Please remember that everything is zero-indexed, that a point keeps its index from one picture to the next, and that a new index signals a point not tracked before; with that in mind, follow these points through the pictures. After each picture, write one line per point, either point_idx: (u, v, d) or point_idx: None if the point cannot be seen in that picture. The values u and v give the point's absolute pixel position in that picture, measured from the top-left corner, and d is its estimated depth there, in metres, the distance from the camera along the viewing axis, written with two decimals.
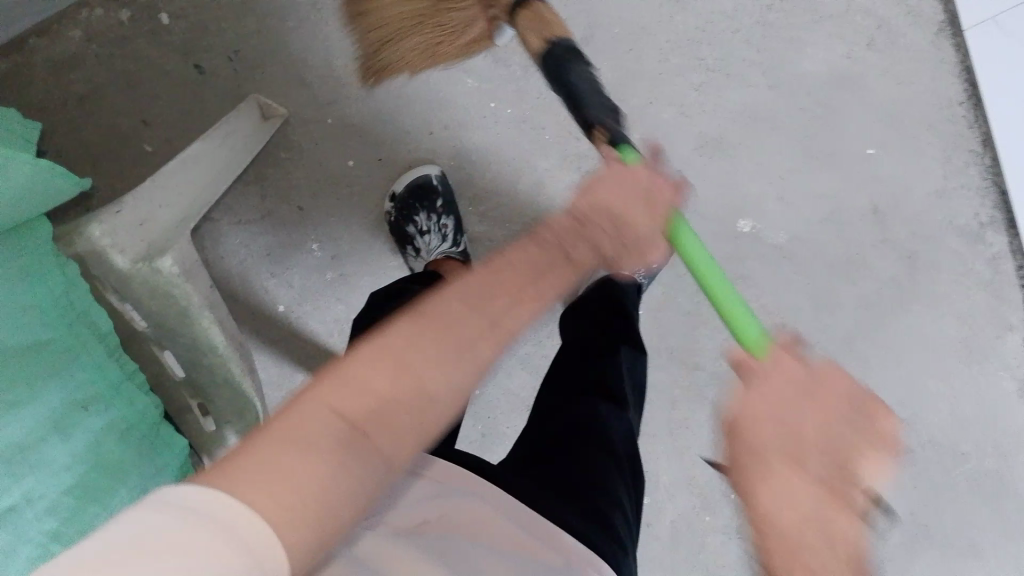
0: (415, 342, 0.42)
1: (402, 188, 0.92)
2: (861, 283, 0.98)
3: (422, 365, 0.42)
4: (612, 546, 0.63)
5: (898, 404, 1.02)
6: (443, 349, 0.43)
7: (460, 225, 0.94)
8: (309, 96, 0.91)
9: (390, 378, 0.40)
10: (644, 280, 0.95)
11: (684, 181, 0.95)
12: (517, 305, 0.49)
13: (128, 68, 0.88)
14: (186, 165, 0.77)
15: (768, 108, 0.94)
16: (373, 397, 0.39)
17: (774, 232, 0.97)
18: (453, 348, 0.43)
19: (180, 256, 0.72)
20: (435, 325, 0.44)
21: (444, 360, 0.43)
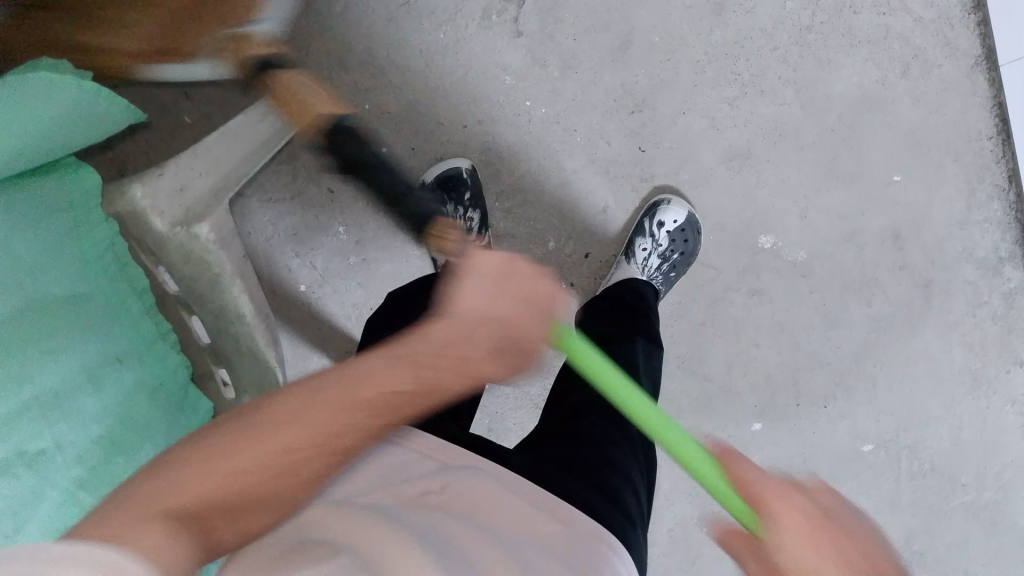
0: (273, 426, 0.46)
1: (430, 179, 0.93)
2: (875, 306, 1.01)
3: (285, 439, 0.45)
4: (622, 521, 0.65)
5: (902, 429, 1.06)
6: (310, 427, 0.47)
7: (485, 219, 0.95)
8: (347, 80, 0.92)
9: (253, 454, 0.44)
10: (662, 286, 0.98)
11: (709, 192, 0.97)
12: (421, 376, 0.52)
13: None
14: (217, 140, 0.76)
15: (799, 127, 0.95)
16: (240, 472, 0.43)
17: (794, 250, 0.99)
18: (324, 424, 0.47)
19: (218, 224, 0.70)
20: (304, 399, 0.48)
21: (305, 434, 0.46)
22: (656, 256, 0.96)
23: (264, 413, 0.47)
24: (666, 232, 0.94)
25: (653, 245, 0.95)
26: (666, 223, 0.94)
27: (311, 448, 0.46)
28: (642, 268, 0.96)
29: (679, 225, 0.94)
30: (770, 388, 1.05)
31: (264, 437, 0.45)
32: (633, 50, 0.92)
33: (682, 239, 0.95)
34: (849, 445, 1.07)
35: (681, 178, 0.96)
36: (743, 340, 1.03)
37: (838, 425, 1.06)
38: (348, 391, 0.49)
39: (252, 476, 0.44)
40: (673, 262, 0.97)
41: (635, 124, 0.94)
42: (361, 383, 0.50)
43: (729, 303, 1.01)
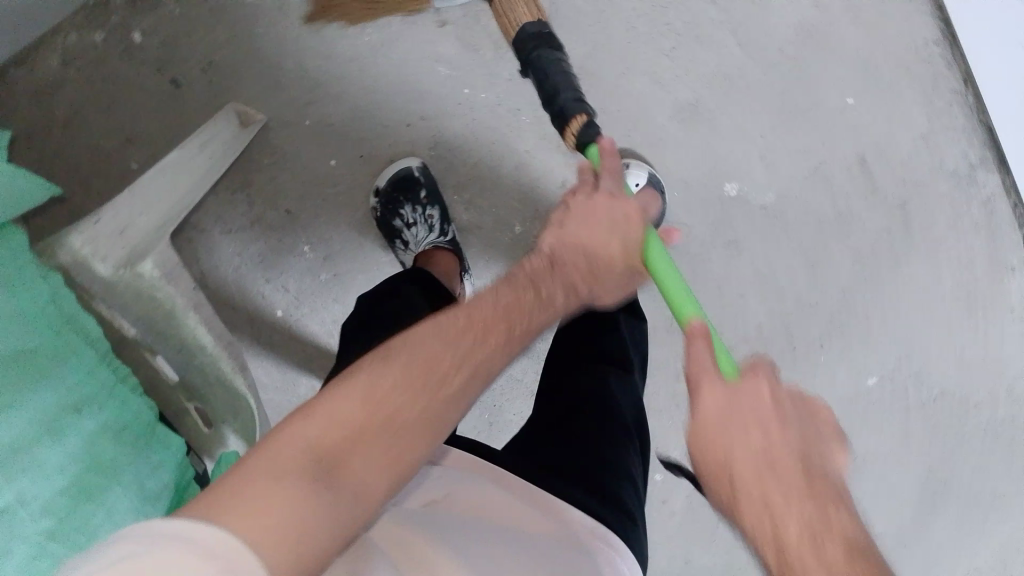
0: (357, 388, 0.46)
1: (385, 182, 0.93)
2: (854, 238, 0.99)
3: (379, 406, 0.46)
4: (622, 519, 0.67)
5: (906, 358, 1.05)
6: (385, 391, 0.47)
7: (446, 214, 0.95)
8: (284, 98, 0.92)
9: (335, 428, 0.43)
10: None
11: (666, 150, 0.95)
12: (467, 339, 0.53)
13: (107, 89, 0.90)
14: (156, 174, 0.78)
15: (744, 68, 0.93)
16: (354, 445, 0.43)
17: (762, 192, 0.97)
18: (391, 396, 0.47)
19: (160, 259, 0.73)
20: (378, 374, 0.48)
21: (396, 404, 0.47)
22: None
23: (355, 382, 0.47)
24: (630, 193, 0.90)
25: None
26: (627, 183, 0.90)
27: (384, 423, 0.46)
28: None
29: (641, 187, 0.91)
30: (764, 342, 1.04)
31: (325, 403, 0.45)
32: (562, 19, 0.91)
33: None
34: (854, 384, 1.06)
35: (636, 136, 0.94)
36: (727, 296, 1.02)
37: (840, 365, 1.04)
38: (438, 363, 0.51)
39: (354, 430, 0.44)
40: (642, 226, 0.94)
41: (578, 93, 0.93)
42: (444, 344, 0.52)
43: (707, 259, 1.00)
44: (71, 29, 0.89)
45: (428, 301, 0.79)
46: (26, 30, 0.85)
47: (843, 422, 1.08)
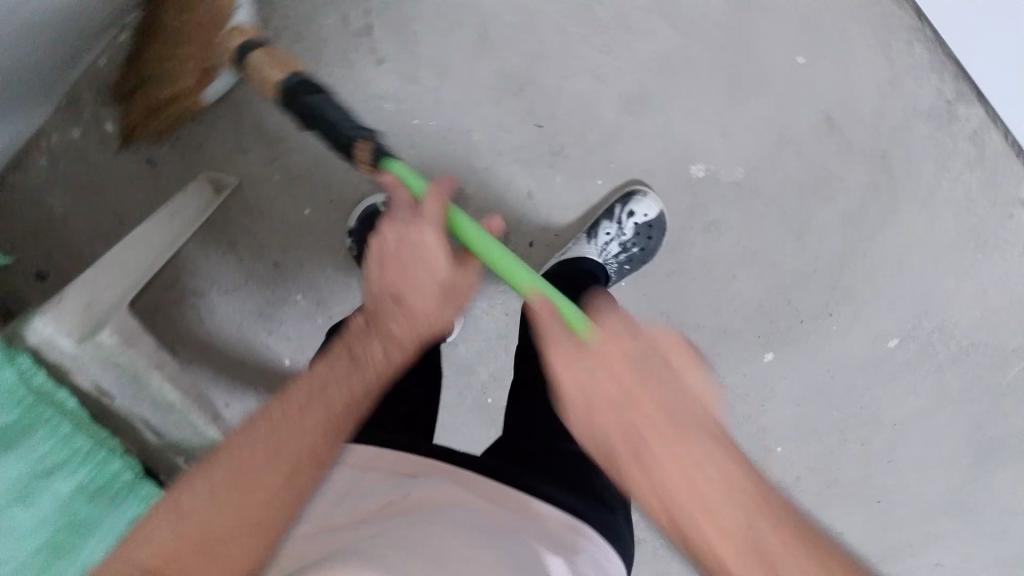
0: (243, 451, 0.51)
1: (355, 221, 0.96)
2: (839, 199, 0.95)
3: (249, 474, 0.50)
4: (599, 510, 0.64)
5: (923, 313, 1.01)
6: (262, 456, 0.51)
7: None
8: (249, 159, 0.96)
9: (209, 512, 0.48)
10: (614, 276, 0.96)
11: (625, 144, 0.94)
12: (344, 377, 0.57)
13: (94, 179, 0.97)
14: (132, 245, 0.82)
15: (685, 49, 0.92)
16: (227, 517, 0.48)
17: (731, 169, 0.95)
18: (265, 452, 0.51)
19: (119, 326, 0.74)
20: (259, 436, 0.52)
21: (266, 459, 0.51)
22: (617, 243, 0.95)
23: (240, 449, 0.51)
24: (634, 223, 0.93)
25: (617, 231, 0.94)
26: (636, 214, 0.93)
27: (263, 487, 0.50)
28: (598, 251, 0.94)
29: (648, 219, 0.94)
30: (765, 319, 1.02)
31: (211, 469, 0.50)
32: (493, 36, 0.92)
33: (647, 235, 0.94)
34: (873, 349, 1.03)
35: (588, 134, 0.94)
36: (719, 278, 1.00)
37: (856, 331, 1.02)
38: (306, 410, 0.54)
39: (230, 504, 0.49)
40: (631, 255, 0.96)
41: (525, 104, 0.93)
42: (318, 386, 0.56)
43: (689, 245, 0.98)
44: (51, 131, 0.96)
45: None
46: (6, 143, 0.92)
47: (870, 389, 1.05)
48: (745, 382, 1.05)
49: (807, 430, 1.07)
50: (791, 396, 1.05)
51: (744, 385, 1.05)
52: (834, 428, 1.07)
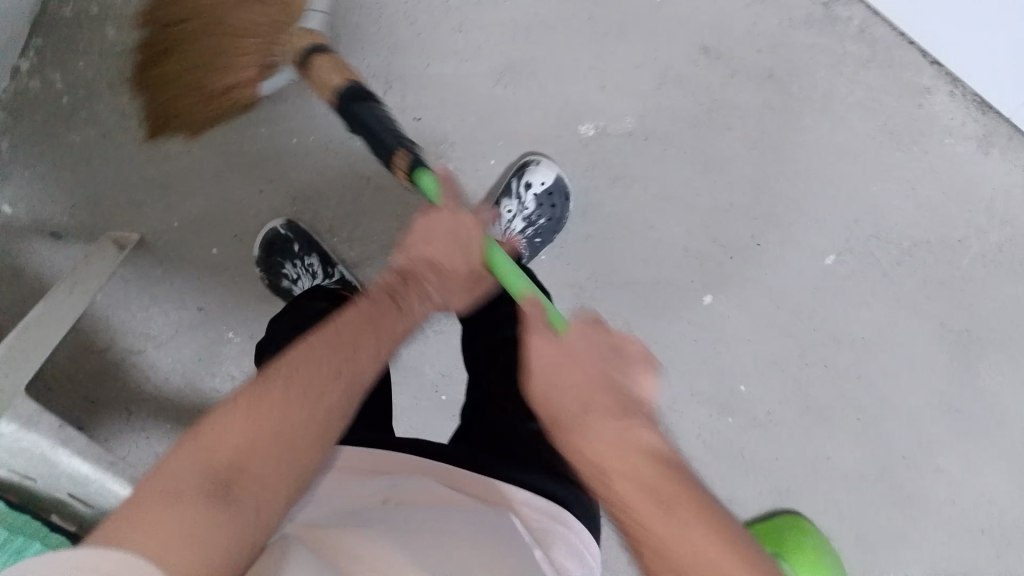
0: (256, 407, 0.48)
1: (258, 249, 0.95)
2: (737, 126, 0.95)
3: (289, 406, 0.49)
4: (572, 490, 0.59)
5: (854, 222, 0.99)
6: (285, 420, 0.48)
7: (327, 258, 0.94)
8: (150, 211, 0.96)
9: (244, 431, 0.46)
10: (527, 251, 0.93)
11: (509, 116, 0.92)
12: (363, 341, 0.57)
13: (4, 264, 0.93)
14: (58, 313, 0.82)
15: (542, 11, 0.92)
16: (265, 453, 0.47)
17: (620, 120, 0.94)
18: (306, 396, 0.50)
19: (19, 411, 0.71)
20: (266, 400, 0.49)
21: (304, 401, 0.50)
22: (522, 218, 0.92)
23: (250, 411, 0.48)
24: (533, 195, 0.90)
25: (519, 206, 0.91)
26: (534, 185, 0.90)
27: (303, 428, 0.49)
28: (505, 231, 0.93)
29: (547, 187, 0.91)
30: (697, 261, 0.98)
31: (227, 420, 0.47)
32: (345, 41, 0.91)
33: (551, 204, 0.91)
34: (813, 267, 1.00)
35: (468, 114, 0.92)
36: (641, 231, 0.97)
37: (788, 253, 0.99)
38: (337, 361, 0.54)
39: (265, 432, 0.47)
40: (540, 227, 0.93)
41: (398, 100, 0.92)
42: (343, 343, 0.56)
43: (601, 203, 0.96)
44: None
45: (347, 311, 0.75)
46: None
47: (823, 309, 1.01)
48: (695, 330, 1.00)
49: (767, 366, 1.02)
50: (745, 334, 1.01)
51: (696, 334, 1.00)
52: (798, 358, 1.02)
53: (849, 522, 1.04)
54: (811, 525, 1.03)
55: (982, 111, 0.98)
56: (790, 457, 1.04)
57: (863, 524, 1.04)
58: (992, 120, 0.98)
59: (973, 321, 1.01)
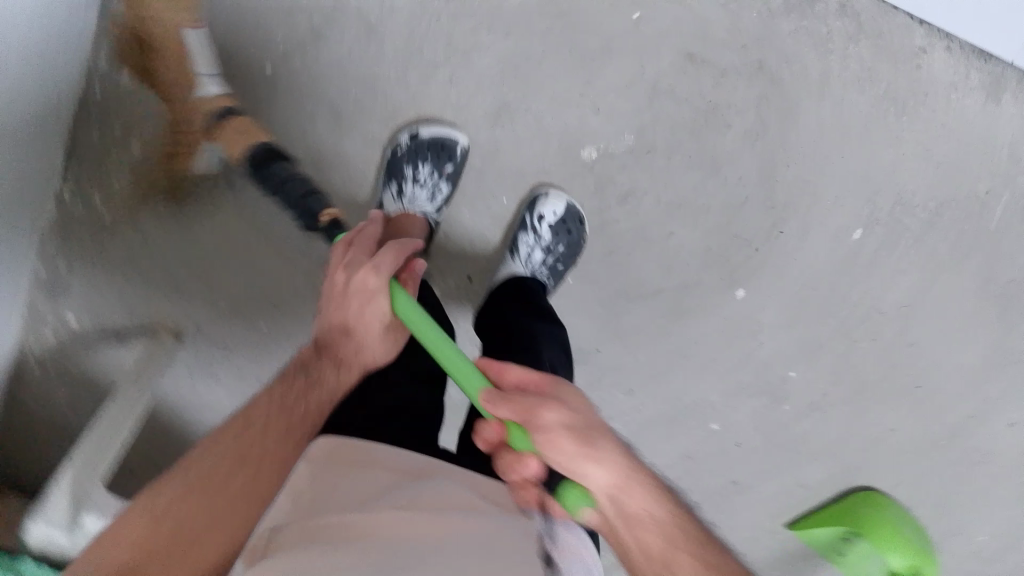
0: (200, 480, 0.50)
1: (426, 134, 0.93)
2: (738, 122, 0.96)
3: (234, 466, 0.52)
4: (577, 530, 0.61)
5: (873, 194, 0.99)
6: (230, 483, 0.51)
7: (450, 196, 0.96)
8: (199, 300, 1.01)
9: (188, 510, 0.48)
10: (549, 280, 0.97)
11: (510, 155, 0.96)
12: (308, 383, 0.59)
13: (88, 372, 1.01)
14: (137, 402, 0.89)
15: (527, 49, 0.93)
16: (204, 513, 0.49)
17: (619, 138, 0.96)
18: (251, 456, 0.53)
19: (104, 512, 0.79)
20: (204, 478, 0.50)
21: (245, 452, 0.53)
22: (540, 250, 0.96)
23: (200, 479, 0.50)
24: (547, 225, 0.94)
25: (535, 239, 0.95)
26: (546, 216, 0.95)
27: (250, 473, 0.52)
28: (526, 264, 0.95)
29: (558, 216, 0.95)
30: (718, 259, 1.00)
31: (169, 500, 0.49)
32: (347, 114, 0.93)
33: (565, 231, 0.95)
34: (839, 246, 1.00)
35: (473, 161, 0.96)
36: (658, 239, 0.99)
37: (807, 237, 0.99)
38: (285, 418, 0.57)
39: (209, 497, 0.50)
40: (558, 255, 0.97)
41: None
42: (287, 395, 0.58)
43: (614, 221, 0.98)
44: (29, 339, 0.99)
45: None
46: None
47: (856, 284, 1.01)
48: (730, 326, 1.02)
49: (810, 347, 1.03)
50: (781, 321, 1.02)
51: (731, 328, 1.02)
52: (841, 335, 1.03)
53: (906, 476, 1.08)
54: (888, 501, 1.07)
55: (982, 61, 0.98)
56: (845, 426, 1.06)
57: (923, 473, 1.08)
58: (994, 68, 0.98)
59: (1012, 269, 1.01)
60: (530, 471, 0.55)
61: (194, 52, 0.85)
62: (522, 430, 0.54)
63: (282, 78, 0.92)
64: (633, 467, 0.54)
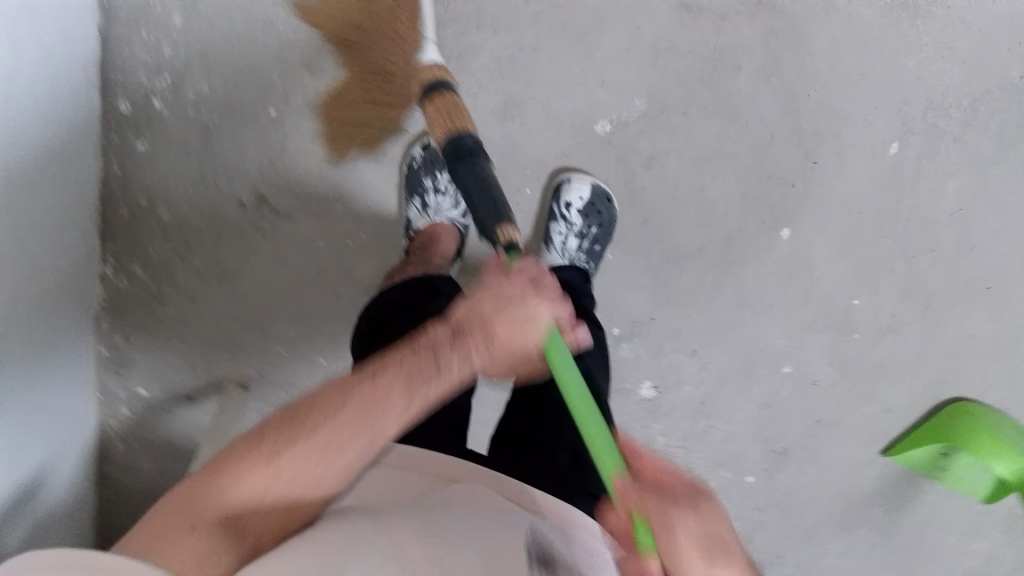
0: (313, 433, 0.50)
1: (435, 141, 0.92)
2: (749, 63, 0.93)
3: (346, 434, 0.50)
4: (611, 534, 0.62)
5: (904, 105, 0.95)
6: (328, 459, 0.50)
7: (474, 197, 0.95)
8: (256, 349, 1.02)
9: (294, 465, 0.49)
10: (589, 263, 0.96)
11: (526, 146, 0.95)
12: (445, 363, 0.54)
13: (167, 438, 1.04)
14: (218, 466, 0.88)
15: (521, 37, 0.92)
16: (306, 473, 0.50)
17: (632, 105, 0.94)
18: (357, 434, 0.51)
19: None
20: (318, 436, 0.50)
21: (359, 431, 0.51)
22: (574, 235, 0.95)
23: (287, 450, 0.49)
24: (575, 210, 0.93)
25: (567, 225, 0.95)
26: (573, 202, 0.93)
27: (360, 442, 0.51)
28: (562, 252, 0.96)
29: (586, 200, 0.93)
30: (756, 205, 0.98)
31: (279, 452, 0.49)
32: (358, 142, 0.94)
33: (595, 213, 0.94)
34: (878, 166, 0.97)
35: (492, 160, 0.95)
36: (691, 197, 0.97)
37: (843, 163, 0.97)
38: (404, 391, 0.52)
39: (313, 465, 0.50)
40: (593, 236, 0.96)
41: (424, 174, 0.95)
42: (415, 361, 0.54)
43: (642, 188, 0.97)
44: (108, 418, 1.03)
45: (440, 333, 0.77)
46: (73, 454, 0.96)
47: (903, 200, 0.98)
48: (782, 267, 1.00)
49: (868, 273, 1.01)
50: (833, 252, 1.00)
51: (783, 270, 1.01)
52: (898, 254, 1.00)
53: (993, 378, 1.05)
54: (982, 411, 1.04)
55: None
56: (921, 343, 1.04)
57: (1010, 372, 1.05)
58: None
59: None
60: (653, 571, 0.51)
61: (424, 26, 0.81)
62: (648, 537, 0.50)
63: (287, 120, 0.94)
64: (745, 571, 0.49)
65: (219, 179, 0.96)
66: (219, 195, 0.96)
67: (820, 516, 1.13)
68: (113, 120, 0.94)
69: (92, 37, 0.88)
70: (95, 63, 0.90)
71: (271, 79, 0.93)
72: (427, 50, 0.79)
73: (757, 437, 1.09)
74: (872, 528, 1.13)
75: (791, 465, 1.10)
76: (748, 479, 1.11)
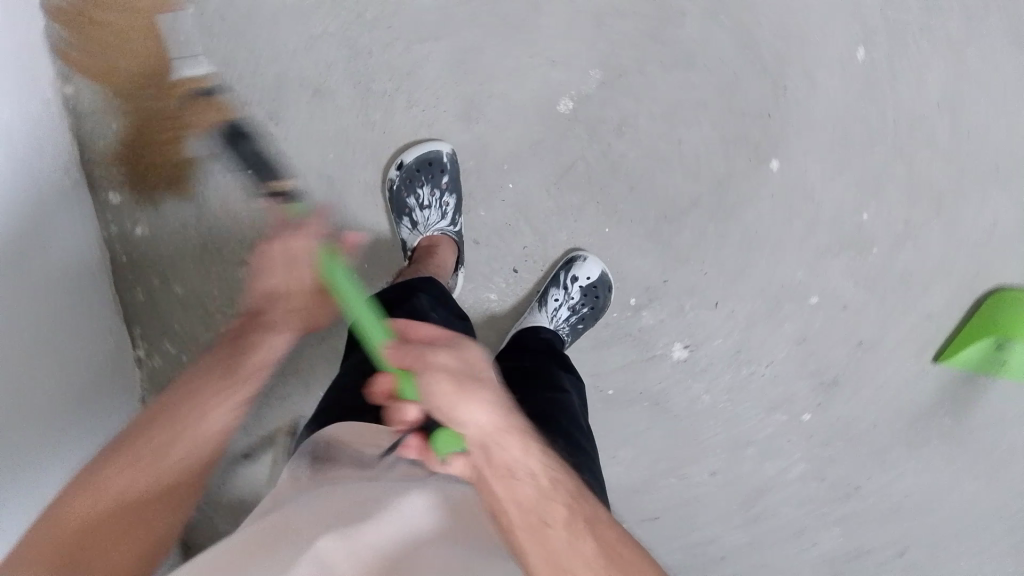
0: (92, 496, 0.65)
1: (410, 158, 0.94)
2: (692, 7, 0.93)
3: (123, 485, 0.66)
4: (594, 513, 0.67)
5: (858, 10, 0.94)
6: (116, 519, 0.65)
7: (460, 201, 0.97)
8: (293, 393, 1.06)
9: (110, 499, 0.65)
10: (570, 337, 1.01)
11: (497, 142, 0.97)
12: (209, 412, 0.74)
13: (232, 498, 1.08)
14: None
15: (465, 39, 0.93)
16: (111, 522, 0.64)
17: (588, 78, 0.95)
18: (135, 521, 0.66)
19: None
20: (97, 495, 0.65)
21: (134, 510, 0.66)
22: (565, 308, 0.99)
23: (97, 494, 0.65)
24: (578, 285, 0.97)
25: (565, 296, 0.98)
26: (580, 277, 0.98)
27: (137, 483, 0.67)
28: (551, 316, 0.99)
29: (592, 280, 0.98)
30: (737, 144, 0.98)
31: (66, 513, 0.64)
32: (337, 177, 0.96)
33: (595, 294, 0.98)
34: (849, 77, 0.96)
35: (467, 164, 0.97)
36: (671, 152, 0.97)
37: (812, 81, 0.96)
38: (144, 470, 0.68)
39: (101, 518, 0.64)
40: (582, 316, 1.00)
41: None
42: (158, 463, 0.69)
43: (620, 154, 0.97)
44: None
45: (442, 313, 0.81)
46: None
47: (883, 104, 0.97)
48: (779, 199, 1.00)
49: (868, 184, 0.99)
50: (826, 173, 0.99)
51: (780, 201, 1.00)
52: (893, 158, 0.98)
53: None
54: None
55: None
56: (944, 241, 1.01)
57: None
58: None
59: None
60: (410, 418, 0.51)
61: (173, 35, 0.91)
62: (411, 377, 0.48)
63: (267, 173, 0.95)
64: (511, 421, 0.52)
65: (219, 244, 0.99)
66: (226, 261, 1.00)
67: (886, 439, 1.10)
68: (104, 211, 0.97)
69: (63, 140, 0.90)
70: (76, 162, 0.93)
71: (240, 135, 0.94)
72: (175, 64, 0.92)
73: (801, 373, 1.07)
74: (944, 439, 1.10)
75: (844, 394, 1.08)
76: (805, 417, 1.09)
